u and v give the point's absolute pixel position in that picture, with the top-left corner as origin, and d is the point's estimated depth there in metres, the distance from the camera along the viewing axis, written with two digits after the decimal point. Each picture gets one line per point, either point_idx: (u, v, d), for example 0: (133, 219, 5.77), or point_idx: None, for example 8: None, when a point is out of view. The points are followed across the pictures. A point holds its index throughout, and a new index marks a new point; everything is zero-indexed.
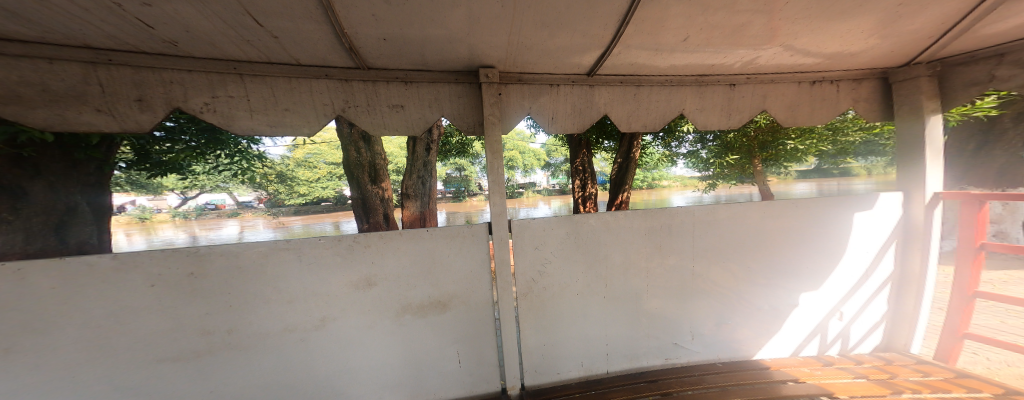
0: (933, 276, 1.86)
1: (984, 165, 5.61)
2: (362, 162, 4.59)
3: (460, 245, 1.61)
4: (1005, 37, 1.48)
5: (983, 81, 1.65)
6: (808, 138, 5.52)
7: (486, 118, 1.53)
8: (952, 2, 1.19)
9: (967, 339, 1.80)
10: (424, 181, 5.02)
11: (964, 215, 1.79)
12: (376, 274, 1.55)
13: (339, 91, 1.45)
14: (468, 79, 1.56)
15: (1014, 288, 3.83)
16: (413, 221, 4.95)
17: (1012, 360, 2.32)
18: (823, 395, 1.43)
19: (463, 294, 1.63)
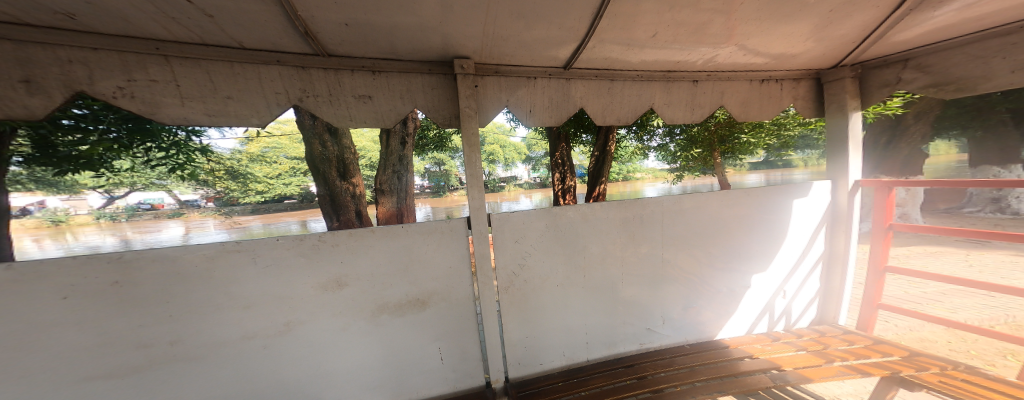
0: (853, 254, 2.14)
1: (894, 158, 6.46)
2: (328, 156, 4.30)
3: (438, 241, 1.57)
4: (914, 45, 1.71)
5: (891, 83, 1.90)
6: (757, 133, 5.97)
7: (463, 110, 1.49)
8: (876, 10, 1.35)
9: (881, 308, 2.09)
10: (400, 176, 4.83)
11: (875, 200, 2.06)
12: (345, 274, 1.47)
13: (295, 79, 1.33)
14: (442, 70, 1.50)
15: (914, 262, 4.54)
16: (389, 218, 4.76)
17: (914, 325, 2.75)
18: (773, 369, 1.59)
19: (443, 291, 1.60)
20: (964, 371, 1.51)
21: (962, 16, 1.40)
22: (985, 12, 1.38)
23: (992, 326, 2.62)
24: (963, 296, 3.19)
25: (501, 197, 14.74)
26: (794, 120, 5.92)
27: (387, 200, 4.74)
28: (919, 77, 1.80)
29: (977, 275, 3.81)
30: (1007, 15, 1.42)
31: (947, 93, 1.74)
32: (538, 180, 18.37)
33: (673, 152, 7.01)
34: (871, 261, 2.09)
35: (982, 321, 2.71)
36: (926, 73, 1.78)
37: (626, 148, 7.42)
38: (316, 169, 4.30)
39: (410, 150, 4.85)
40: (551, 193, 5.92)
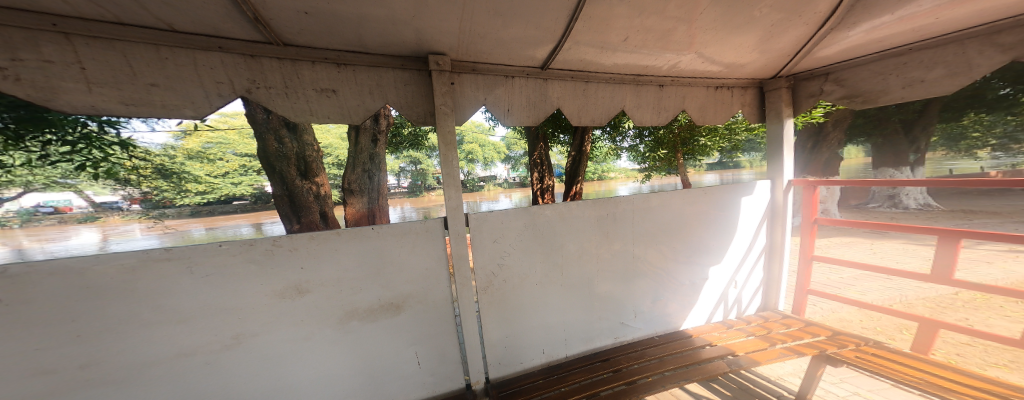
0: (788, 245, 2.40)
1: (817, 160, 7.32)
2: (286, 153, 3.94)
3: (412, 242, 1.49)
4: (835, 61, 1.93)
5: (816, 93, 2.14)
6: (714, 137, 6.47)
7: (437, 108, 1.44)
8: (807, 27, 1.52)
9: (810, 294, 2.37)
10: (371, 176, 4.61)
11: (803, 197, 2.32)
12: (306, 280, 1.35)
13: (243, 68, 1.19)
14: (416, 66, 1.43)
15: (834, 251, 5.23)
16: (361, 219, 4.50)
17: (835, 307, 3.17)
18: (728, 355, 1.70)
19: (419, 294, 1.53)
20: (874, 345, 1.71)
21: (873, 38, 1.62)
22: (890, 35, 1.60)
23: (891, 304, 3.08)
24: (870, 280, 3.71)
25: (479, 197, 14.68)
26: (742, 125, 6.42)
27: (357, 200, 4.49)
28: (836, 90, 2.05)
29: (880, 261, 4.46)
30: (902, 38, 1.64)
31: (856, 104, 2.00)
32: (516, 179, 18.54)
33: (642, 152, 7.42)
34: (800, 251, 2.35)
35: (884, 301, 3.17)
36: (841, 86, 2.03)
37: (601, 148, 7.73)
38: (271, 169, 3.93)
39: (383, 149, 4.63)
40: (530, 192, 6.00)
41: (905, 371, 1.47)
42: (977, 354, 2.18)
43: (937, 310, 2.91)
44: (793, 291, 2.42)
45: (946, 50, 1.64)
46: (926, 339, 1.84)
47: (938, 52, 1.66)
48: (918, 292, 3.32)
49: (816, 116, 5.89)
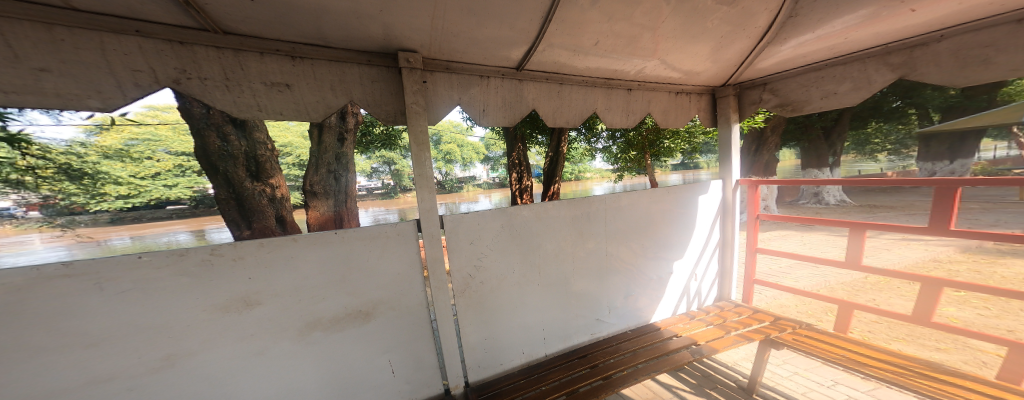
0: (737, 239, 2.61)
1: (759, 162, 8.15)
2: (231, 152, 3.56)
3: (382, 247, 1.40)
4: (770, 72, 2.09)
5: (756, 102, 2.30)
6: (677, 140, 6.84)
7: (409, 107, 1.38)
8: (751, 40, 1.66)
9: (755, 283, 2.59)
10: (337, 177, 4.32)
11: (747, 195, 2.54)
12: (258, 291, 1.22)
13: (171, 56, 1.03)
14: (384, 62, 1.35)
15: (773, 242, 5.86)
16: (326, 222, 4.21)
17: (776, 294, 3.52)
18: (693, 344, 1.78)
19: (391, 300, 1.44)
20: (808, 326, 1.90)
21: (800, 54, 1.79)
22: (812, 52, 1.78)
23: (818, 289, 3.50)
24: (803, 268, 4.20)
25: (455, 197, 14.51)
26: (700, 129, 6.96)
27: (322, 203, 4.18)
28: (771, 99, 2.21)
29: (808, 251, 5.06)
30: (819, 55, 1.82)
31: (784, 113, 2.16)
32: (495, 180, 18.74)
33: (614, 153, 7.82)
34: (746, 244, 2.57)
35: (813, 287, 3.60)
36: (775, 95, 2.18)
37: (577, 149, 8.03)
38: (215, 169, 3.53)
39: (352, 149, 4.38)
40: (508, 192, 6.05)
41: (829, 349, 1.63)
42: (883, 330, 2.54)
43: (853, 292, 3.35)
44: (742, 282, 2.63)
45: (853, 67, 1.83)
46: (844, 320, 2.09)
47: (846, 68, 1.85)
48: (838, 277, 3.82)
49: (757, 123, 6.52)
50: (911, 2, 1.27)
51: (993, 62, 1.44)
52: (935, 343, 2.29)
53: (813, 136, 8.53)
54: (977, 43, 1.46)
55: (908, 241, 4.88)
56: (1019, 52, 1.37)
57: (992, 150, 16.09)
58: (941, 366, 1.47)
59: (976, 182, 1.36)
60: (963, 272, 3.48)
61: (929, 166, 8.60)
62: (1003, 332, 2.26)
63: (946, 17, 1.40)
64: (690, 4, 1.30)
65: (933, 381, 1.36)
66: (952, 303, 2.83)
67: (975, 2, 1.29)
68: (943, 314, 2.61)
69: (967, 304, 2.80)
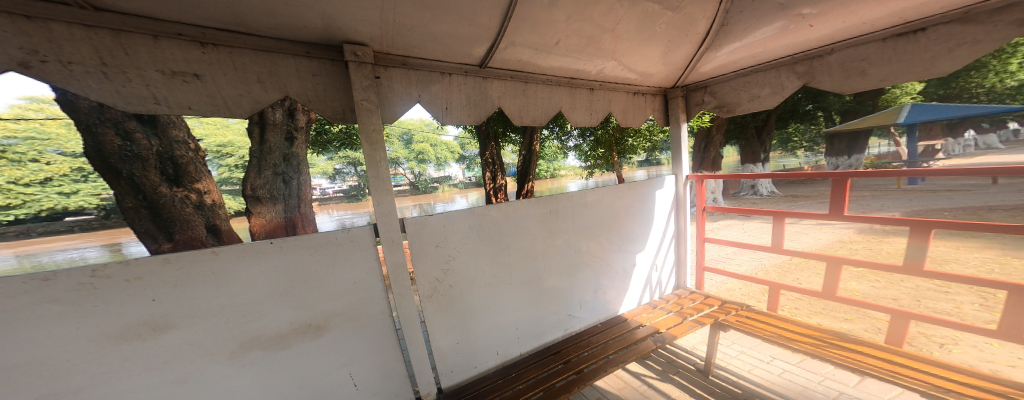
0: (690, 230, 2.83)
1: (708, 158, 8.96)
2: (138, 153, 3.08)
3: (333, 255, 1.30)
4: (709, 76, 2.28)
5: (700, 103, 2.50)
6: (640, 138, 7.21)
7: (359, 104, 1.28)
8: (694, 46, 1.81)
9: (705, 270, 2.83)
10: (286, 179, 3.97)
11: (696, 188, 2.76)
12: (175, 312, 1.07)
13: (14, 32, 0.81)
14: (326, 54, 1.24)
15: (721, 231, 6.50)
16: (275, 230, 3.81)
17: (724, 279, 3.90)
18: (657, 333, 1.90)
19: (348, 310, 1.35)
20: (748, 308, 2.12)
21: (731, 61, 1.99)
22: (742, 60, 1.99)
23: (757, 273, 3.95)
24: (746, 254, 4.71)
25: (427, 199, 14.11)
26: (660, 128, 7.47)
27: (271, 209, 3.81)
28: (711, 101, 2.41)
29: (749, 239, 5.67)
30: (747, 62, 2.03)
31: (718, 114, 2.36)
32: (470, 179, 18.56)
33: (585, 151, 8.15)
34: (697, 234, 2.79)
35: (753, 270, 4.06)
36: (713, 97, 2.39)
37: (550, 147, 8.23)
38: (116, 173, 3.07)
39: (305, 149, 4.06)
40: (482, 191, 6.02)
41: (763, 327, 1.85)
42: (806, 306, 2.94)
43: (784, 273, 3.83)
44: (695, 270, 2.86)
45: (770, 74, 2.06)
46: (774, 299, 2.37)
47: (766, 75, 2.08)
48: (772, 260, 4.35)
49: (705, 122, 7.15)
50: (810, 18, 1.48)
51: (868, 73, 1.73)
52: (844, 314, 2.69)
53: (750, 135, 9.58)
54: (857, 56, 1.73)
55: (823, 225, 5.68)
56: (886, 65, 1.65)
57: (879, 147, 19.46)
58: (847, 335, 1.73)
59: (859, 173, 1.62)
60: (860, 250, 4.17)
61: (835, 161, 9.86)
62: (890, 300, 2.72)
63: (836, 34, 1.65)
64: (633, 9, 1.37)
65: (841, 349, 1.59)
66: (855, 278, 3.35)
67: (857, 22, 1.53)
68: (848, 288, 3.08)
69: (864, 278, 3.34)
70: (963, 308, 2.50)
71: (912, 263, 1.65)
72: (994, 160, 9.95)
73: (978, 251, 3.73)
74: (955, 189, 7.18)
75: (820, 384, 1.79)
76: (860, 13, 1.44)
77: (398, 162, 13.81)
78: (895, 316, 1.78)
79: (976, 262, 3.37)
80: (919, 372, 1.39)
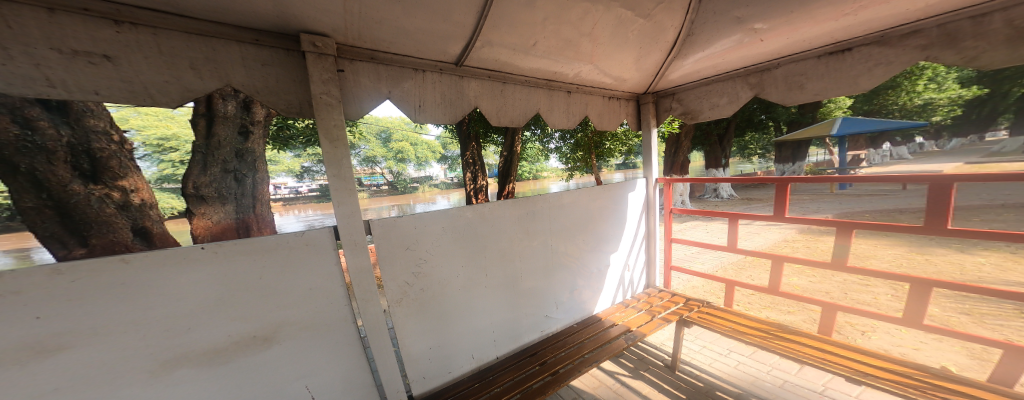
0: (659, 231, 2.95)
1: (677, 163, 9.47)
2: (43, 145, 2.70)
3: (284, 260, 1.21)
4: (676, 84, 2.40)
5: (669, 110, 2.62)
6: (616, 142, 7.44)
7: (317, 98, 1.18)
8: (662, 55, 1.90)
9: (672, 269, 2.96)
10: (238, 177, 3.68)
11: (664, 191, 2.90)
12: (68, 332, 0.93)
13: None
14: (281, 43, 1.15)
15: (688, 231, 6.89)
16: (224, 232, 3.52)
17: (689, 277, 4.13)
18: (629, 331, 1.96)
19: (304, 319, 1.26)
20: (709, 304, 2.25)
21: (696, 70, 2.10)
22: (705, 69, 2.11)
23: (718, 271, 4.23)
24: (708, 253, 5.03)
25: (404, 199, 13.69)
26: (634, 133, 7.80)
27: (222, 209, 3.51)
28: (678, 107, 2.53)
29: (710, 239, 6.05)
30: (708, 72, 2.16)
31: (683, 119, 2.49)
32: (451, 180, 18.27)
33: (565, 153, 8.33)
34: (665, 234, 2.93)
35: (713, 268, 4.34)
36: (680, 104, 2.52)
37: (532, 148, 8.32)
38: (14, 168, 2.66)
39: (262, 144, 3.80)
40: (463, 192, 5.94)
41: (719, 321, 1.97)
42: (756, 300, 3.18)
43: (740, 270, 4.13)
44: (663, 269, 3.00)
45: (728, 84, 2.20)
46: (729, 294, 2.54)
47: (724, 85, 2.22)
48: (730, 258, 4.67)
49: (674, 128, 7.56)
50: (762, 32, 1.59)
51: (805, 87, 1.90)
52: (788, 307, 2.95)
53: (713, 141, 10.27)
54: (797, 71, 1.89)
55: (771, 225, 6.21)
56: (820, 80, 1.83)
57: (819, 156, 21.67)
58: (788, 327, 1.88)
59: (799, 179, 1.78)
60: (801, 248, 4.61)
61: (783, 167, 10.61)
62: (823, 293, 3.03)
63: (782, 50, 1.79)
64: (604, 14, 1.41)
65: (783, 340, 1.73)
66: (797, 273, 3.68)
67: (800, 40, 1.68)
68: (789, 283, 3.38)
69: (803, 273, 3.66)
70: (879, 299, 2.84)
71: (838, 260, 1.84)
72: (906, 169, 11.45)
73: (891, 248, 4.25)
74: (873, 193, 8.21)
75: (769, 373, 1.94)
76: (804, 30, 1.57)
77: (372, 160, 13.29)
78: (825, 308, 1.97)
79: (890, 257, 3.85)
80: (846, 358, 1.55)
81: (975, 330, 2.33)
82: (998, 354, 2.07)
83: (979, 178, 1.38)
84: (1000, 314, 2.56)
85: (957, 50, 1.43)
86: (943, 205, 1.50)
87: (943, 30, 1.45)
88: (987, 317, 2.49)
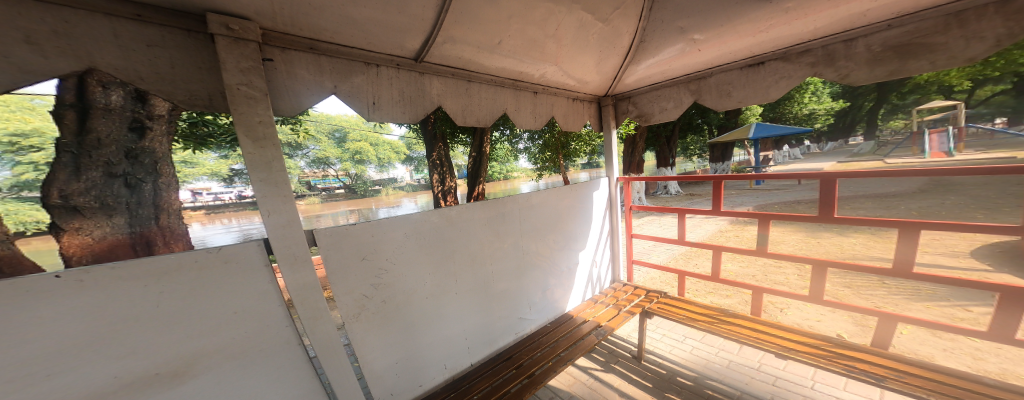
0: (621, 227, 3.07)
1: (634, 162, 10.05)
2: None
3: (198, 281, 1.03)
4: (632, 88, 2.50)
5: (626, 112, 2.73)
6: (581, 142, 7.70)
7: (234, 89, 0.99)
8: (618, 60, 1.97)
9: (633, 263, 3.09)
10: (129, 182, 2.43)
11: (624, 190, 3.02)
12: None
13: None
14: (188, 22, 0.94)
15: (646, 225, 7.32)
16: (112, 252, 2.29)
17: (647, 270, 4.37)
18: (601, 327, 1.99)
19: (230, 346, 1.09)
20: (666, 294, 2.37)
21: (649, 75, 2.20)
22: (654, 75, 2.21)
23: (671, 262, 4.53)
24: (663, 245, 5.39)
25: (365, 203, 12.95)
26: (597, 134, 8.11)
27: (105, 222, 2.27)
28: (633, 110, 2.64)
29: (662, 233, 6.47)
30: (657, 78, 2.27)
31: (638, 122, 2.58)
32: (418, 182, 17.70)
33: (534, 154, 8.43)
34: (625, 230, 3.04)
35: (667, 259, 4.65)
36: (635, 107, 2.63)
37: (501, 149, 8.28)
38: None
39: (165, 144, 2.64)
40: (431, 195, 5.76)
41: (674, 310, 2.09)
42: (704, 287, 3.45)
43: (689, 260, 4.47)
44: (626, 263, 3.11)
45: (674, 90, 2.33)
46: (681, 284, 2.70)
47: (670, 90, 2.35)
48: (680, 250, 5.05)
49: (631, 130, 8.00)
50: (699, 43, 1.70)
51: (732, 95, 2.05)
52: (726, 291, 3.24)
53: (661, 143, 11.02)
54: (725, 80, 2.04)
55: (709, 217, 6.81)
56: (743, 88, 1.99)
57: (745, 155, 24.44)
58: (729, 311, 2.04)
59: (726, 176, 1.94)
60: (733, 237, 5.14)
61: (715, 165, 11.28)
62: (751, 277, 3.37)
63: (713, 60, 1.93)
64: (564, 16, 1.41)
65: (723, 324, 1.86)
66: (730, 260, 4.05)
67: (728, 53, 1.82)
68: (725, 270, 3.69)
69: (738, 259, 4.08)
70: (789, 278, 3.25)
71: (760, 247, 2.03)
72: (814, 164, 13.30)
73: (795, 233, 4.91)
74: (774, 187, 9.56)
75: (718, 355, 2.10)
76: (733, 43, 1.71)
77: (325, 162, 12.05)
78: (753, 291, 2.17)
79: (792, 241, 4.44)
80: (773, 335, 1.72)
81: (853, 300, 2.74)
82: (873, 319, 2.45)
83: (854, 173, 1.60)
84: (868, 284, 3.04)
85: (835, 68, 1.68)
86: (831, 196, 1.71)
87: (827, 51, 1.68)
88: (862, 288, 2.94)
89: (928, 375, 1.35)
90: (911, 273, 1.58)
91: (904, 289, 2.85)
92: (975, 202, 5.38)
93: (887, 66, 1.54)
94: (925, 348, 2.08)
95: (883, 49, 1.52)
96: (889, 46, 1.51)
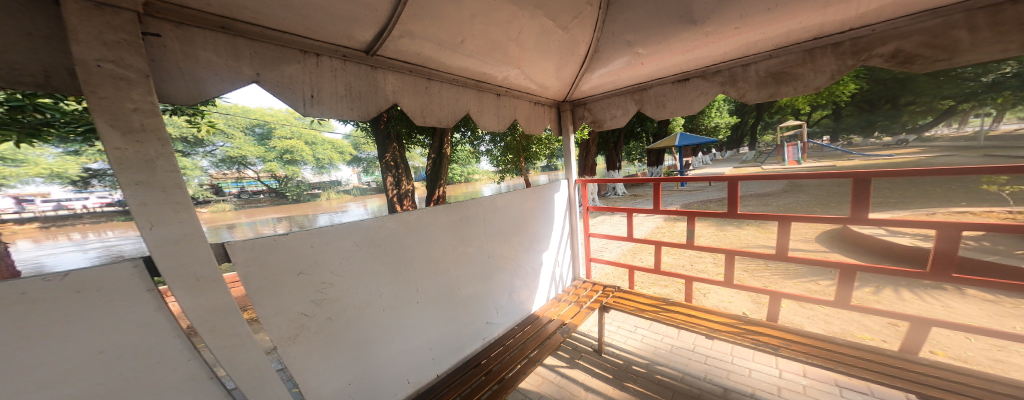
0: (581, 227, 3.15)
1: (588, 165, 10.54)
2: None
3: (53, 310, 0.81)
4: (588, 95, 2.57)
5: (581, 118, 2.80)
6: (543, 147, 7.87)
7: (96, 66, 0.78)
8: (576, 67, 2.01)
9: (591, 261, 3.19)
10: None
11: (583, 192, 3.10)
12: None
13: None
14: None
15: (600, 224, 7.71)
16: None
17: (601, 266, 4.57)
18: (565, 325, 2.00)
19: (107, 387, 0.89)
20: (619, 288, 2.47)
21: (603, 84, 2.27)
22: (605, 84, 2.29)
23: (620, 258, 4.80)
24: (612, 242, 5.70)
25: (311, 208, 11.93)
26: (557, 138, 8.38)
27: None
28: (589, 116, 2.72)
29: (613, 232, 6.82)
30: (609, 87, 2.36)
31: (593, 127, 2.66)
32: None
33: (494, 155, 8.46)
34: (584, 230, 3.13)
35: (617, 256, 4.90)
36: (590, 113, 2.71)
37: (462, 152, 8.14)
38: None
39: None
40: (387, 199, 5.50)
41: (625, 303, 2.16)
42: (647, 278, 3.69)
43: (635, 255, 4.78)
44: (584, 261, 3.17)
45: (621, 98, 2.44)
46: (631, 278, 2.83)
47: (620, 99, 2.46)
48: (626, 245, 5.38)
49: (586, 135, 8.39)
50: (643, 56, 1.78)
51: (664, 105, 2.21)
52: (663, 282, 3.50)
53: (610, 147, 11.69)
54: (660, 93, 2.19)
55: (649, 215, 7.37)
56: (674, 100, 2.15)
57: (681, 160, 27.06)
58: (665, 300, 2.16)
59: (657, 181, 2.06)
60: (667, 232, 5.62)
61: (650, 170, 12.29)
62: (682, 266, 3.68)
63: (651, 73, 2.04)
64: (527, 21, 1.40)
65: (654, 314, 1.96)
66: (666, 253, 4.39)
67: (669, 67, 1.94)
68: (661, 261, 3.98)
69: (673, 252, 4.43)
70: (708, 266, 3.63)
71: (688, 240, 2.19)
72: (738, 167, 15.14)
73: (709, 226, 5.53)
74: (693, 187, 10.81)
75: (663, 341, 2.23)
76: (666, 60, 1.81)
77: None
78: (684, 280, 2.33)
79: (708, 234, 4.98)
80: (703, 319, 1.85)
81: (750, 282, 3.11)
82: (764, 296, 2.83)
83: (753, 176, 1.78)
84: (757, 267, 3.45)
85: (736, 88, 1.91)
86: (735, 195, 1.90)
87: (731, 72, 1.89)
88: (754, 270, 3.34)
89: (809, 342, 1.55)
90: (784, 256, 1.82)
91: (777, 270, 3.31)
92: (830, 197, 6.63)
93: (768, 90, 1.82)
94: (796, 318, 2.42)
95: (766, 75, 1.79)
96: (769, 73, 1.78)
